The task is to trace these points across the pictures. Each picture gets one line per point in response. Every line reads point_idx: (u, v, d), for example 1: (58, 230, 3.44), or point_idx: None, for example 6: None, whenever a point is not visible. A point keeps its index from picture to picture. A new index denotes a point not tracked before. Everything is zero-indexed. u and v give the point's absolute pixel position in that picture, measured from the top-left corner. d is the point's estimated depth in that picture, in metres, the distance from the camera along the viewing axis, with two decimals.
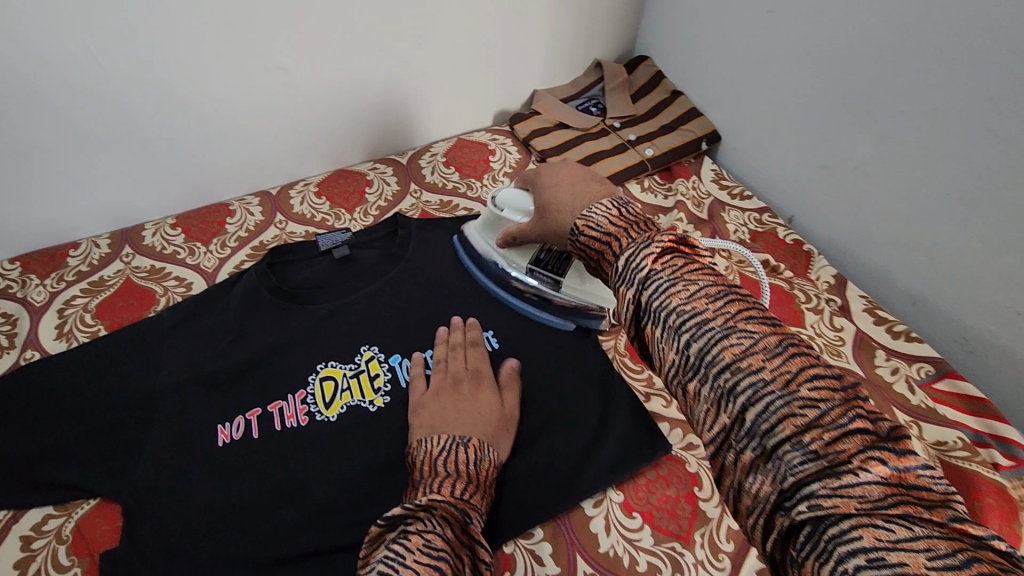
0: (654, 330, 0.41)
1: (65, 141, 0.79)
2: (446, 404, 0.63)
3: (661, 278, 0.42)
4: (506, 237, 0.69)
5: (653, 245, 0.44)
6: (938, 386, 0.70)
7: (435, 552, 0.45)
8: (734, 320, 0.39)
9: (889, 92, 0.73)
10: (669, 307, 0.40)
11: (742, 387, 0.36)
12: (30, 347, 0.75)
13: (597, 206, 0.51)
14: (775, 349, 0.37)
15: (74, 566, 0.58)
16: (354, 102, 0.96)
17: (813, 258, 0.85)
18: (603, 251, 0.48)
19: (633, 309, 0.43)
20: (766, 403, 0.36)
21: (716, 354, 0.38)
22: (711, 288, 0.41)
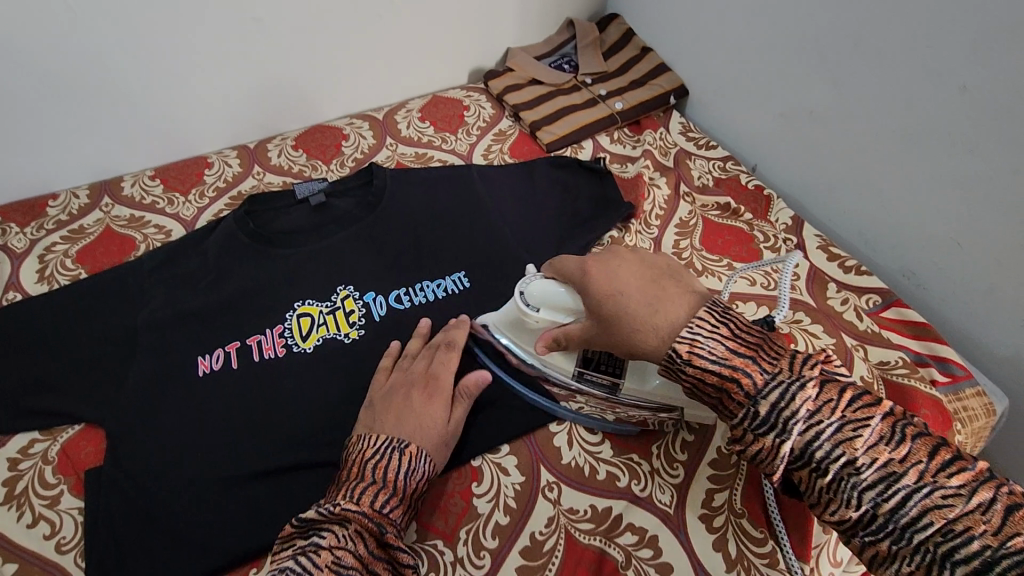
0: (820, 478, 0.43)
1: (39, 92, 0.80)
2: (396, 403, 0.58)
3: (824, 422, 0.43)
4: (551, 342, 0.58)
5: (801, 386, 0.44)
6: (886, 314, 0.75)
7: (342, 572, 0.47)
8: (929, 471, 0.40)
9: (841, 37, 0.76)
10: (851, 461, 0.42)
11: (959, 548, 0.38)
12: (13, 289, 0.77)
13: (699, 326, 0.47)
14: (980, 501, 0.39)
15: (61, 484, 0.61)
16: (330, 58, 0.97)
17: (773, 201, 0.89)
18: (726, 389, 0.46)
19: (791, 458, 0.44)
20: (986, 562, 0.37)
21: (919, 516, 0.40)
22: (886, 430, 0.43)
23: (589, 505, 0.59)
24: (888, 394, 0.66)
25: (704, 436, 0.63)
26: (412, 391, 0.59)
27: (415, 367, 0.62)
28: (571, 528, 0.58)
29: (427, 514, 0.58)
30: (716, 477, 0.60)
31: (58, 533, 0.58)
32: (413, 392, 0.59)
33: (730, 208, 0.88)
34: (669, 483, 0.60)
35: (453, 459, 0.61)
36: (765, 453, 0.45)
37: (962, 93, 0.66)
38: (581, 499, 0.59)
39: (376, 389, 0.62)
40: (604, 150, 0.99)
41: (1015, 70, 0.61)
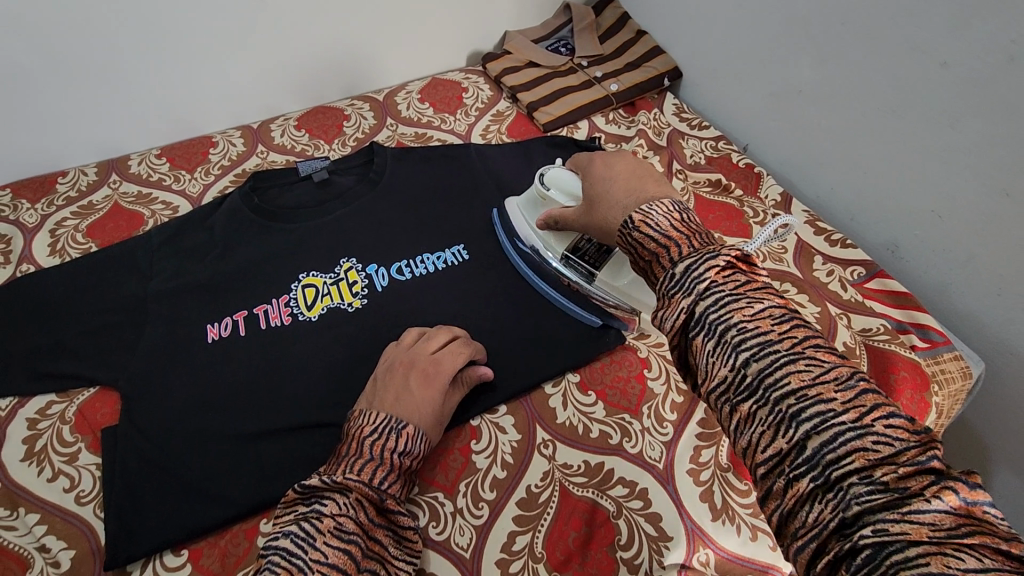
0: (705, 342, 0.42)
1: (51, 70, 0.82)
2: (396, 387, 0.59)
3: (722, 291, 0.42)
4: (549, 219, 0.70)
5: (718, 257, 0.44)
6: (869, 285, 0.77)
7: (344, 538, 0.48)
8: (802, 345, 0.39)
9: (829, 15, 0.79)
10: (728, 322, 0.41)
11: (808, 413, 0.37)
12: (26, 262, 0.80)
13: (657, 204, 0.51)
14: (847, 381, 0.37)
15: (79, 442, 0.64)
16: (332, 40, 0.99)
17: (763, 178, 0.91)
18: (658, 254, 0.48)
19: (685, 318, 0.43)
20: (834, 432, 0.36)
21: (780, 379, 0.38)
22: (775, 309, 0.42)
23: (583, 460, 0.62)
24: (869, 358, 0.70)
25: (692, 398, 0.67)
26: (412, 373, 0.60)
27: (420, 350, 0.62)
28: (565, 482, 0.61)
29: (428, 470, 0.61)
30: (703, 435, 0.64)
31: (76, 487, 0.60)
32: (413, 376, 0.60)
33: (721, 185, 0.90)
34: (659, 440, 0.63)
35: (454, 419, 0.64)
36: (665, 313, 0.44)
37: (943, 69, 0.69)
38: (575, 455, 0.62)
39: (382, 364, 0.63)
40: (599, 130, 1.01)
41: (992, 43, 0.64)
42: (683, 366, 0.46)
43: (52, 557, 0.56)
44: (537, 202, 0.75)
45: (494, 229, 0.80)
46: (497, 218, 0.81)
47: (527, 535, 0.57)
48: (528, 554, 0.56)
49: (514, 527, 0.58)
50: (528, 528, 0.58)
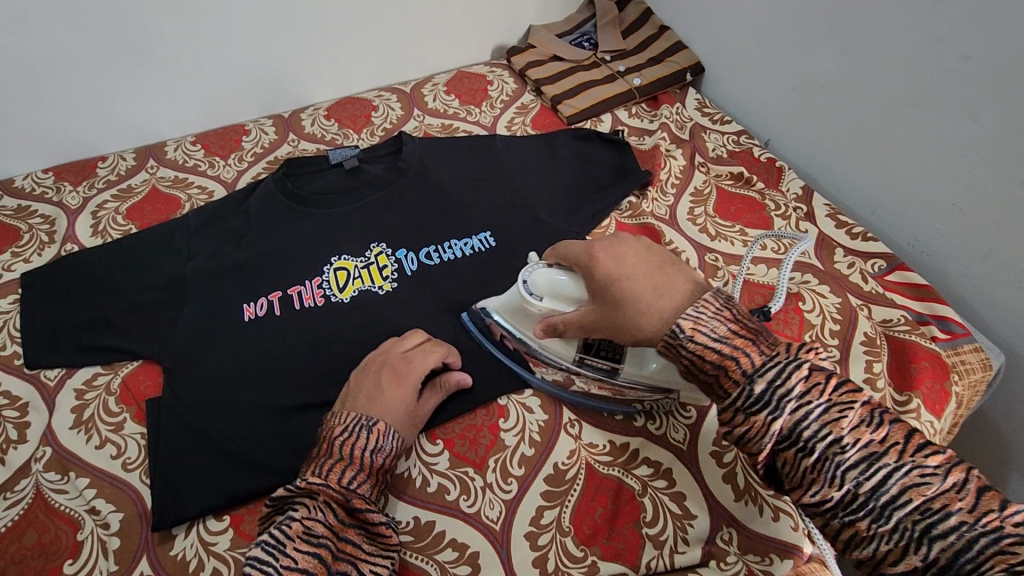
0: (800, 455, 0.44)
1: (95, 53, 0.85)
2: (363, 388, 0.60)
3: (814, 405, 0.44)
4: (551, 329, 0.61)
5: (795, 368, 0.46)
6: (890, 277, 0.78)
7: (313, 541, 0.50)
8: (909, 452, 0.42)
9: (851, 9, 0.80)
10: (833, 441, 0.43)
11: (938, 525, 0.39)
12: (69, 241, 0.82)
13: (703, 306, 0.50)
14: (960, 485, 0.41)
15: (124, 412, 0.66)
16: (362, 31, 1.02)
17: (785, 172, 0.92)
18: (724, 365, 0.48)
19: (777, 437, 0.45)
20: (966, 542, 0.39)
21: (900, 494, 0.41)
22: (865, 415, 0.44)
23: (608, 440, 0.64)
24: (889, 348, 0.71)
25: None
26: (384, 375, 0.61)
27: (391, 351, 0.64)
28: (591, 460, 0.62)
29: (459, 447, 0.63)
30: None
31: (123, 454, 0.63)
32: (384, 375, 0.61)
33: (743, 178, 0.91)
34: (682, 423, 0.64)
35: (482, 398, 0.66)
36: (753, 432, 0.46)
37: (963, 63, 0.70)
38: (601, 435, 0.64)
39: (356, 370, 0.64)
40: (622, 124, 1.03)
41: (1014, 36, 0.65)
42: (774, 475, 0.48)
43: (102, 519, 0.59)
44: (519, 310, 0.65)
45: (472, 334, 0.70)
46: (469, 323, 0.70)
47: (555, 510, 0.59)
48: (555, 527, 0.58)
49: (542, 503, 0.60)
50: (555, 503, 0.60)
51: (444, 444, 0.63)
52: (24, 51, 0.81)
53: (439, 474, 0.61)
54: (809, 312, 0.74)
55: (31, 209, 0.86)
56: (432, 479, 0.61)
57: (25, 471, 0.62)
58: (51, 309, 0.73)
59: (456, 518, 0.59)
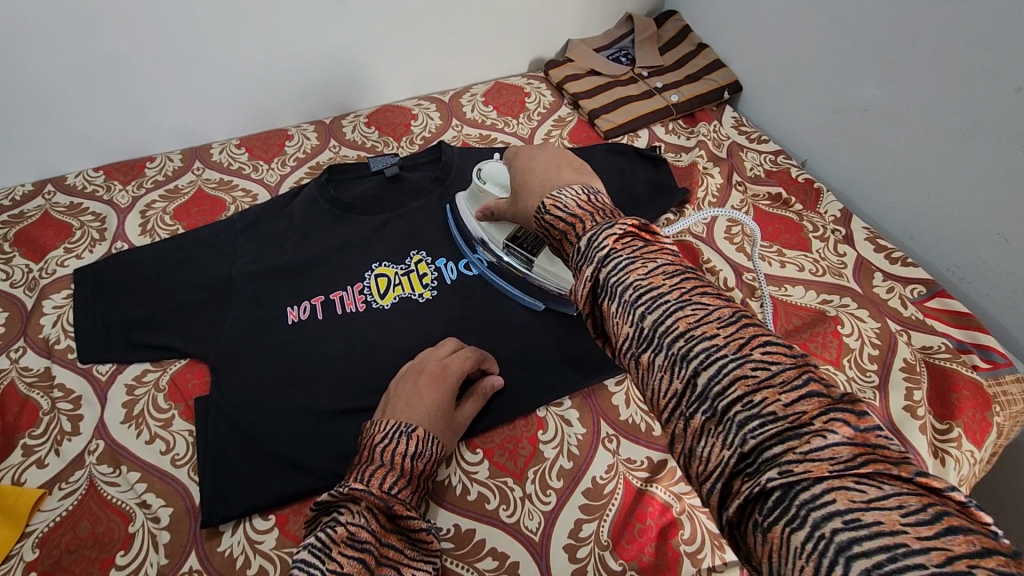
0: (610, 306, 0.39)
1: (149, 57, 0.88)
2: (402, 392, 0.62)
3: (621, 256, 0.40)
4: (487, 212, 0.72)
5: (615, 227, 0.42)
6: (930, 303, 0.78)
7: (357, 547, 0.49)
8: (687, 290, 0.38)
9: (899, 34, 0.80)
10: (626, 282, 0.39)
11: (694, 351, 0.35)
12: (119, 239, 0.85)
13: (567, 189, 0.51)
14: (729, 318, 0.36)
15: (173, 408, 0.68)
16: (405, 42, 1.04)
17: (822, 194, 0.92)
18: (566, 232, 0.47)
19: (590, 287, 0.41)
20: (719, 364, 0.34)
21: (669, 324, 0.37)
22: (668, 266, 0.39)
23: (646, 456, 0.64)
24: (929, 376, 0.71)
25: None
26: (422, 379, 0.62)
27: (428, 357, 0.66)
28: (629, 475, 0.63)
29: (499, 457, 0.64)
30: None
31: (172, 450, 0.65)
32: (423, 379, 0.62)
33: (781, 199, 0.91)
34: None
35: (521, 409, 0.67)
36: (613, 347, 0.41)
37: (1018, 94, 0.69)
38: (639, 450, 0.65)
39: (394, 378, 0.65)
40: (658, 140, 1.03)
41: None
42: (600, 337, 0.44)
43: (152, 513, 0.61)
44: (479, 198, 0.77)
45: (447, 223, 0.84)
46: (449, 213, 0.84)
47: (594, 523, 0.60)
48: (594, 541, 0.59)
49: (581, 516, 0.60)
50: (594, 516, 0.60)
51: (484, 453, 0.64)
52: (86, 54, 0.84)
53: (479, 483, 0.63)
54: (847, 336, 0.74)
55: (83, 206, 0.89)
56: (472, 488, 0.62)
57: (78, 463, 0.64)
58: (103, 305, 0.75)
59: (497, 528, 0.60)
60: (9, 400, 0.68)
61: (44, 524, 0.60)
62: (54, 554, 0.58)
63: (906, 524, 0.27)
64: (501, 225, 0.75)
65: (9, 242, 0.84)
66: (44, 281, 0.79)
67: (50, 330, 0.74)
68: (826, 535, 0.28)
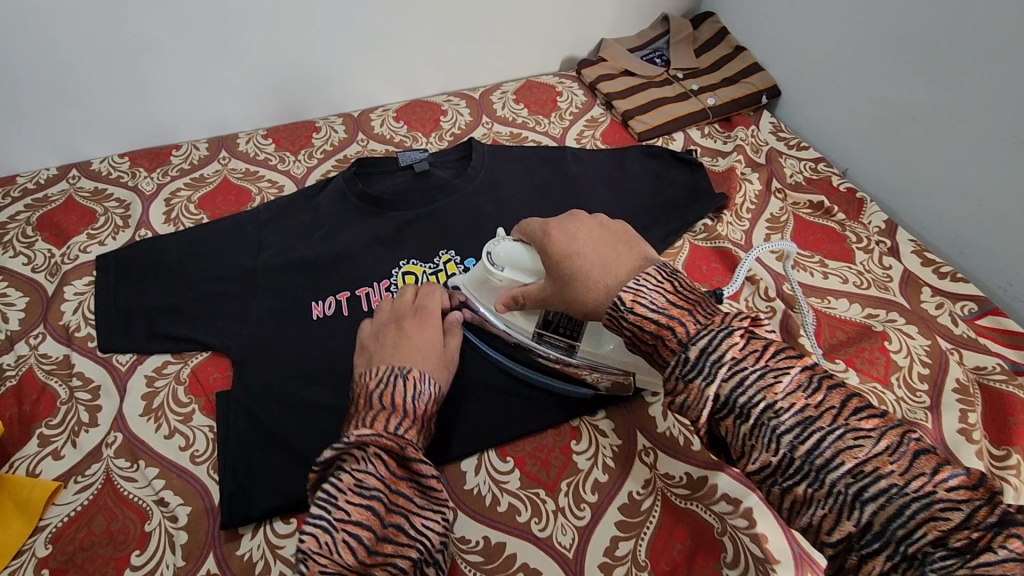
0: (737, 423, 0.43)
1: (177, 41, 0.86)
2: (386, 341, 0.58)
3: (748, 369, 0.43)
4: (511, 300, 0.61)
5: (732, 334, 0.44)
6: (981, 322, 0.75)
7: (365, 494, 0.48)
8: (844, 417, 0.41)
9: (952, 39, 0.77)
10: (767, 405, 0.42)
11: (872, 491, 0.38)
12: (143, 227, 0.83)
13: (643, 277, 0.49)
14: (895, 448, 0.39)
15: (193, 403, 0.66)
16: (436, 35, 1.01)
17: (865, 204, 0.89)
18: (661, 335, 0.46)
19: (714, 405, 0.44)
20: (900, 506, 0.38)
21: (833, 459, 0.40)
22: (801, 377, 0.43)
23: (685, 472, 0.60)
24: (984, 398, 0.67)
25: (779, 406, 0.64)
26: (405, 321, 0.60)
27: (405, 302, 0.63)
28: (667, 492, 0.60)
29: (530, 466, 0.62)
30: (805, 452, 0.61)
31: (191, 446, 0.62)
32: (406, 322, 0.60)
33: (823, 207, 0.88)
34: None
35: (554, 417, 0.64)
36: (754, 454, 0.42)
37: None
38: (678, 465, 0.61)
39: (366, 326, 0.62)
40: (694, 143, 1.00)
41: None
42: (717, 444, 0.47)
43: (170, 511, 0.58)
44: (486, 284, 0.64)
45: None
46: None
47: (630, 542, 0.57)
48: (631, 560, 0.56)
49: (617, 533, 0.57)
50: (631, 534, 0.57)
51: (514, 462, 0.62)
52: (117, 36, 0.82)
53: (510, 494, 0.60)
54: (895, 352, 0.71)
55: (107, 191, 0.87)
56: (502, 498, 0.60)
57: (96, 456, 0.61)
58: (125, 294, 0.73)
59: (528, 541, 0.57)
60: (28, 388, 0.66)
61: (59, 519, 0.57)
62: (67, 551, 0.56)
63: None
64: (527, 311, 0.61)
65: (32, 226, 0.82)
66: (66, 266, 0.78)
67: (71, 317, 0.72)
68: None
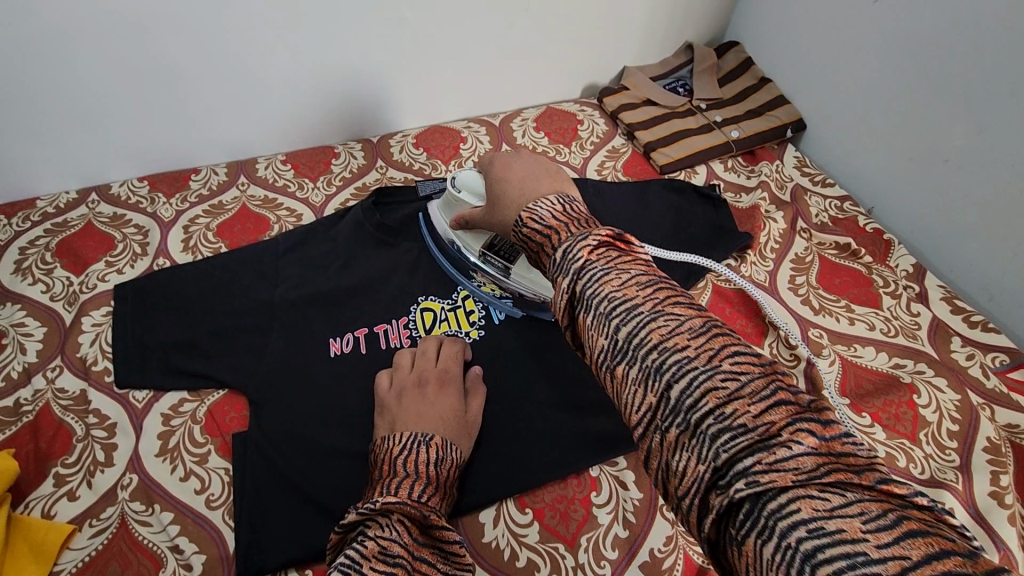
0: (585, 316, 0.39)
1: (202, 69, 0.86)
2: (407, 407, 0.60)
3: (595, 268, 0.40)
4: (460, 220, 0.72)
5: (590, 238, 0.42)
6: (1013, 374, 0.73)
7: (390, 560, 0.43)
8: (661, 302, 0.38)
9: (994, 87, 0.75)
10: (601, 294, 0.39)
11: (670, 364, 0.35)
12: (161, 255, 0.83)
13: (543, 200, 0.50)
14: (700, 329, 0.36)
15: (209, 443, 0.65)
16: (458, 62, 1.01)
17: (893, 246, 0.87)
18: (544, 244, 0.47)
19: (566, 300, 0.41)
20: (692, 378, 0.34)
21: (643, 336, 0.37)
22: (642, 276, 0.40)
23: None
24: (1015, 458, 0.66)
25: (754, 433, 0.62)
26: (427, 386, 0.62)
27: (424, 363, 0.66)
28: (689, 550, 0.59)
29: (550, 519, 0.60)
30: None
31: (207, 489, 0.62)
32: (427, 386, 0.63)
33: (849, 248, 0.86)
34: None
35: (575, 467, 0.63)
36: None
37: None
38: None
39: (387, 385, 0.64)
40: (717, 177, 0.99)
41: None
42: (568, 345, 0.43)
43: (185, 559, 0.57)
44: (450, 206, 0.77)
45: (420, 228, 0.82)
46: (421, 222, 0.82)
47: None
48: None
49: None
50: None
51: (534, 514, 0.61)
52: (143, 65, 0.82)
53: (529, 548, 0.59)
54: (923, 407, 0.69)
55: (126, 218, 0.87)
56: (521, 553, 0.58)
57: (111, 498, 0.61)
58: (142, 327, 0.72)
59: None
60: (44, 424, 0.65)
61: (73, 564, 0.57)
62: None
63: (868, 530, 0.27)
64: (474, 234, 0.73)
65: (51, 251, 0.82)
66: (83, 296, 0.77)
67: (88, 350, 0.72)
68: (791, 546, 0.28)
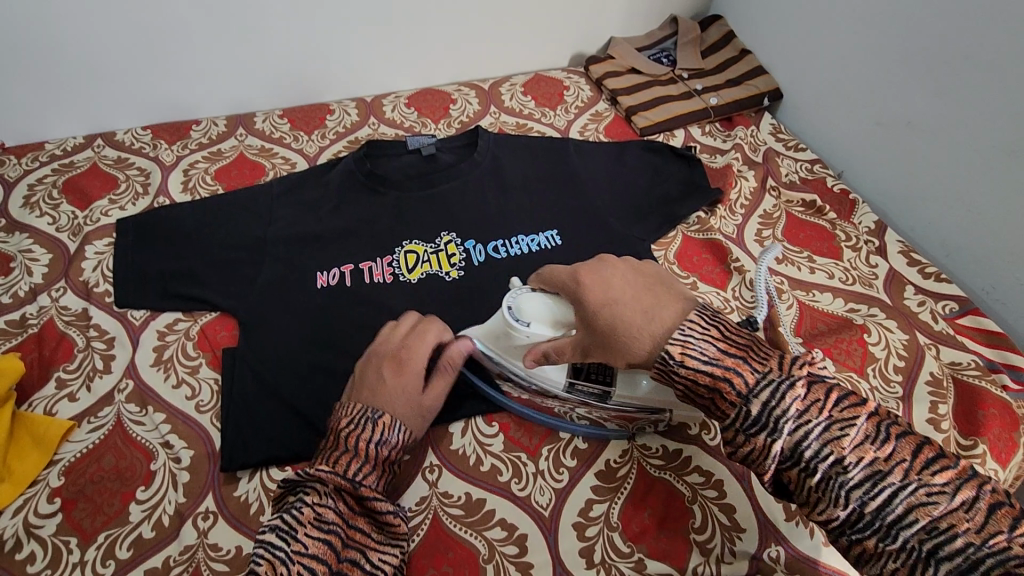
0: (806, 476, 0.43)
1: (206, 23, 0.90)
2: (361, 388, 0.59)
3: (813, 423, 0.43)
4: (539, 356, 0.57)
5: (790, 386, 0.44)
6: (962, 321, 0.77)
7: (324, 528, 0.49)
8: (915, 471, 0.41)
9: (950, 50, 0.80)
10: (837, 460, 0.42)
11: (945, 546, 0.39)
12: (162, 194, 0.87)
13: (688, 326, 0.47)
14: (966, 500, 0.40)
15: (200, 357, 0.70)
16: (451, 27, 1.05)
17: (857, 205, 0.91)
18: (717, 388, 0.45)
19: (782, 458, 0.44)
20: (973, 561, 0.38)
21: (906, 515, 0.40)
22: (869, 426, 0.43)
23: (661, 444, 0.64)
24: (956, 392, 0.70)
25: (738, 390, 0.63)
26: (385, 365, 0.60)
27: (388, 342, 0.62)
28: (643, 461, 0.63)
29: (513, 432, 0.65)
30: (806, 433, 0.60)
31: (197, 396, 0.67)
32: (385, 366, 0.60)
33: (815, 206, 0.91)
34: None
35: None
36: (756, 453, 0.44)
37: None
38: (653, 438, 0.64)
39: (359, 364, 0.63)
40: (694, 141, 1.03)
41: None
42: (781, 491, 0.47)
43: (174, 453, 0.62)
44: (507, 337, 0.61)
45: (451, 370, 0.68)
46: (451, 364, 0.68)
47: (604, 504, 0.60)
48: (604, 521, 0.59)
49: (592, 496, 0.61)
50: (605, 497, 0.60)
51: (499, 427, 0.65)
52: (147, 16, 0.86)
53: (493, 455, 0.63)
54: (873, 344, 0.73)
55: (129, 161, 0.92)
56: (485, 459, 0.63)
57: (108, 400, 0.66)
58: (141, 255, 0.77)
59: (507, 499, 0.60)
60: (48, 336, 0.71)
61: (72, 454, 0.62)
62: (78, 483, 0.60)
63: None
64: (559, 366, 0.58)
65: (58, 189, 0.87)
66: (88, 227, 0.82)
67: (91, 274, 0.77)
68: None
